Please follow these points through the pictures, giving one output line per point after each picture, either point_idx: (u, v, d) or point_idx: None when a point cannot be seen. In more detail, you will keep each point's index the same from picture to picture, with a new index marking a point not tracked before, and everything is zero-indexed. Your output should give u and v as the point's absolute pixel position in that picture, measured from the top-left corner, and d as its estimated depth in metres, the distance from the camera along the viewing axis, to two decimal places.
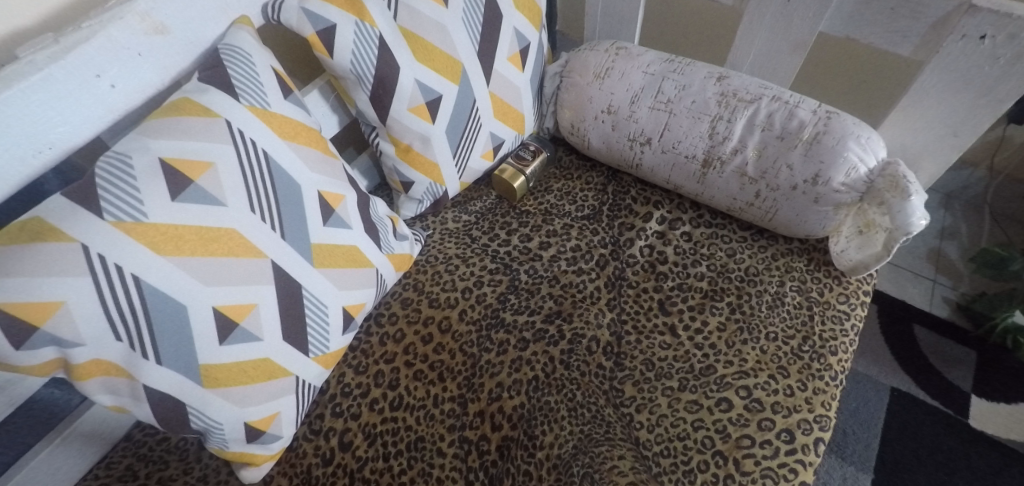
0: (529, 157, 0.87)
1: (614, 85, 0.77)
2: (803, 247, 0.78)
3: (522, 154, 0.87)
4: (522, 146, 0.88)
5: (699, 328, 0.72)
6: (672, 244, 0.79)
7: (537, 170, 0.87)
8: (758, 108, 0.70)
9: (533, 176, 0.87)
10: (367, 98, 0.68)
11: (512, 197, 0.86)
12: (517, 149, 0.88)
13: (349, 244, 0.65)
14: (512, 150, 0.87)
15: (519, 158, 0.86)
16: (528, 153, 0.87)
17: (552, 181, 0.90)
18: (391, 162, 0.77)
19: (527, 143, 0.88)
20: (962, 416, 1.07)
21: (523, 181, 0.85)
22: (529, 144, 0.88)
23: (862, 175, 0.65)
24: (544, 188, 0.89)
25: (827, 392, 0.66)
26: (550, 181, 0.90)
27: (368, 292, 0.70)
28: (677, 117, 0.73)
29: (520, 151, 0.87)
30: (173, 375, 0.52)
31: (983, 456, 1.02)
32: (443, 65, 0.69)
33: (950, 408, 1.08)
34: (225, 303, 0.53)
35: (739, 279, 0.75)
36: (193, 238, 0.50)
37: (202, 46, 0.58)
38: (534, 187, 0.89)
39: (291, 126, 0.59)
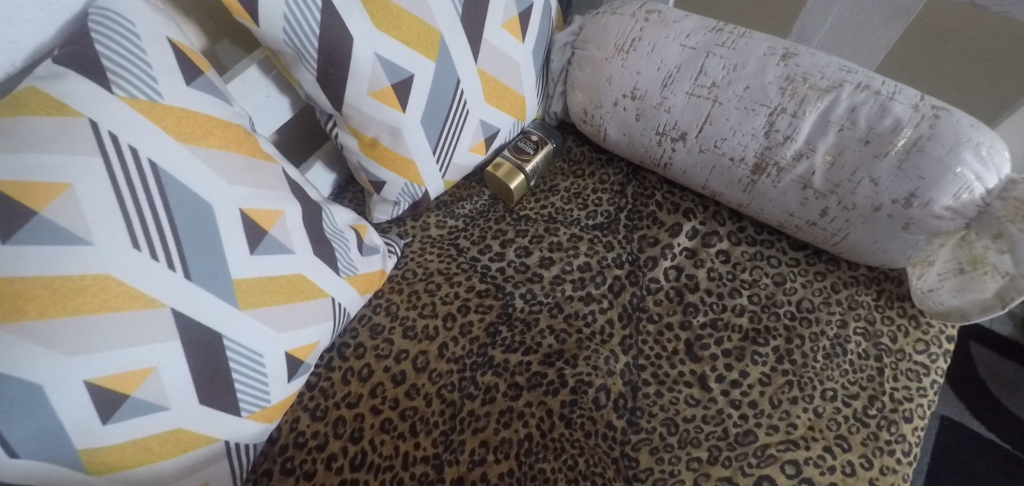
0: (530, 149, 0.70)
1: (641, 62, 0.59)
2: (870, 276, 0.62)
3: (522, 146, 0.70)
4: (522, 136, 0.71)
5: (736, 381, 0.57)
6: (706, 266, 0.63)
7: (539, 165, 0.71)
8: (837, 99, 0.52)
9: (535, 172, 0.71)
10: (312, 79, 0.52)
11: (509, 199, 0.71)
12: (517, 138, 0.71)
13: (291, 273, 0.51)
14: (508, 140, 0.71)
15: (518, 151, 0.70)
16: (530, 143, 0.70)
17: (559, 177, 0.73)
18: (355, 159, 0.61)
19: (528, 132, 0.71)
20: None
21: (523, 179, 0.69)
22: (530, 133, 0.71)
23: (978, 197, 0.48)
24: (548, 186, 0.73)
25: (899, 472, 0.52)
26: (555, 178, 0.73)
27: (322, 329, 0.55)
28: (723, 107, 0.56)
29: (520, 141, 0.71)
30: (41, 468, 0.38)
31: None
32: (414, 35, 0.52)
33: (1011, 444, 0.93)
34: (102, 375, 0.39)
35: (789, 317, 0.60)
36: (43, 294, 0.36)
37: (68, 11, 0.42)
38: (537, 186, 0.73)
39: (198, 124, 0.43)
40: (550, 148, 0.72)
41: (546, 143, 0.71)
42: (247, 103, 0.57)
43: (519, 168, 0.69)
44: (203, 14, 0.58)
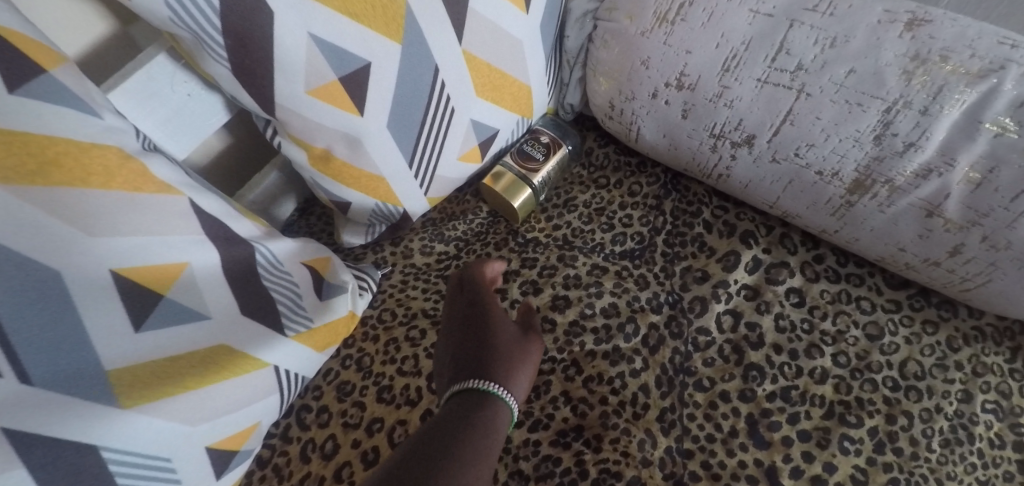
0: (539, 154, 0.54)
1: (691, 37, 0.42)
2: (1000, 328, 0.46)
3: (527, 150, 0.54)
4: (528, 137, 0.56)
5: (820, 478, 0.41)
6: (773, 311, 0.48)
7: (552, 174, 0.55)
8: (996, 89, 0.34)
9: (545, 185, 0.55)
10: (227, 73, 0.36)
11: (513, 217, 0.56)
12: (521, 139, 0.56)
13: (208, 344, 0.37)
14: (511, 142, 0.55)
15: (523, 156, 0.54)
16: (538, 147, 0.55)
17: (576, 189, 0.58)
18: (307, 175, 0.46)
19: (535, 132, 0.56)
20: None
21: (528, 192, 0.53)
22: (538, 134, 0.56)
23: None
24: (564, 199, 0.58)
25: None
26: (571, 191, 0.58)
27: (264, 406, 0.41)
28: (813, 100, 0.39)
29: (525, 143, 0.55)
30: None
31: None
32: (366, 5, 0.36)
33: None
34: None
35: (890, 386, 0.44)
36: None
37: None
38: (549, 202, 0.58)
39: (31, 151, 0.29)
40: (565, 152, 0.56)
41: (558, 147, 0.55)
42: (150, 109, 0.43)
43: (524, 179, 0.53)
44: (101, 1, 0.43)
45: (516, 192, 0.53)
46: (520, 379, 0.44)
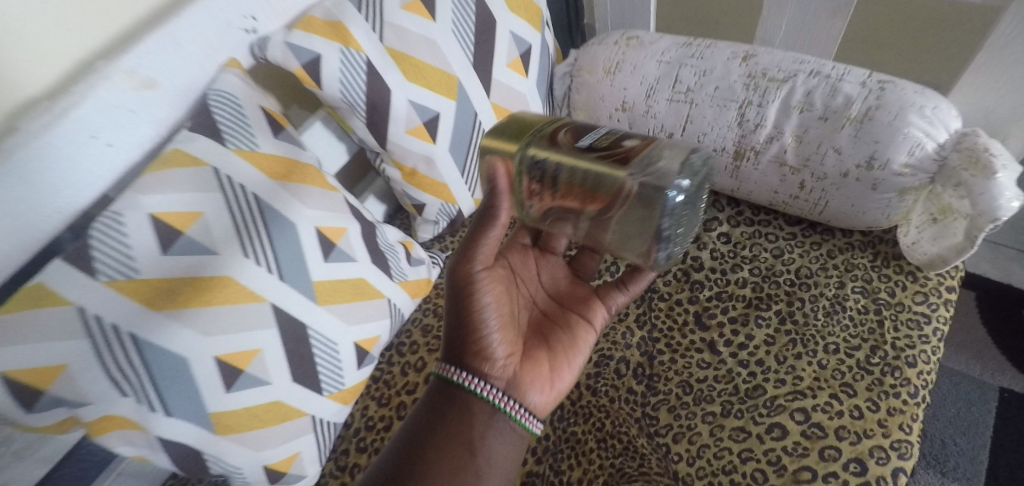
0: (584, 142, 0.46)
1: (626, 80, 0.70)
2: (866, 240, 0.67)
3: (563, 138, 0.47)
4: (620, 136, 0.47)
5: (743, 343, 0.64)
6: (708, 248, 0.71)
7: (544, 136, 0.48)
8: (793, 87, 0.60)
9: (538, 139, 0.48)
10: (363, 124, 0.66)
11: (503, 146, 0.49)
12: (595, 127, 0.49)
13: (354, 278, 0.64)
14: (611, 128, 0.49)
15: (572, 127, 0.49)
16: (592, 138, 0.47)
17: (590, 159, 0.44)
18: (399, 187, 0.75)
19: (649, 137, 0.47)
20: None
21: (503, 123, 0.52)
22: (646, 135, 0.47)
23: (930, 152, 0.54)
24: (597, 195, 0.44)
25: (906, 412, 0.57)
26: (583, 167, 0.44)
27: (382, 324, 0.68)
28: (700, 107, 0.65)
29: (619, 138, 0.47)
30: (187, 424, 0.53)
31: None
32: (437, 82, 0.66)
33: None
34: (227, 352, 0.53)
35: (789, 283, 0.66)
36: (188, 291, 0.50)
37: (193, 93, 0.58)
38: (588, 203, 0.45)
39: (282, 166, 0.59)
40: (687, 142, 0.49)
41: (610, 152, 0.43)
42: None
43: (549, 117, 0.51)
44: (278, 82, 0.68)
45: (504, 133, 0.50)
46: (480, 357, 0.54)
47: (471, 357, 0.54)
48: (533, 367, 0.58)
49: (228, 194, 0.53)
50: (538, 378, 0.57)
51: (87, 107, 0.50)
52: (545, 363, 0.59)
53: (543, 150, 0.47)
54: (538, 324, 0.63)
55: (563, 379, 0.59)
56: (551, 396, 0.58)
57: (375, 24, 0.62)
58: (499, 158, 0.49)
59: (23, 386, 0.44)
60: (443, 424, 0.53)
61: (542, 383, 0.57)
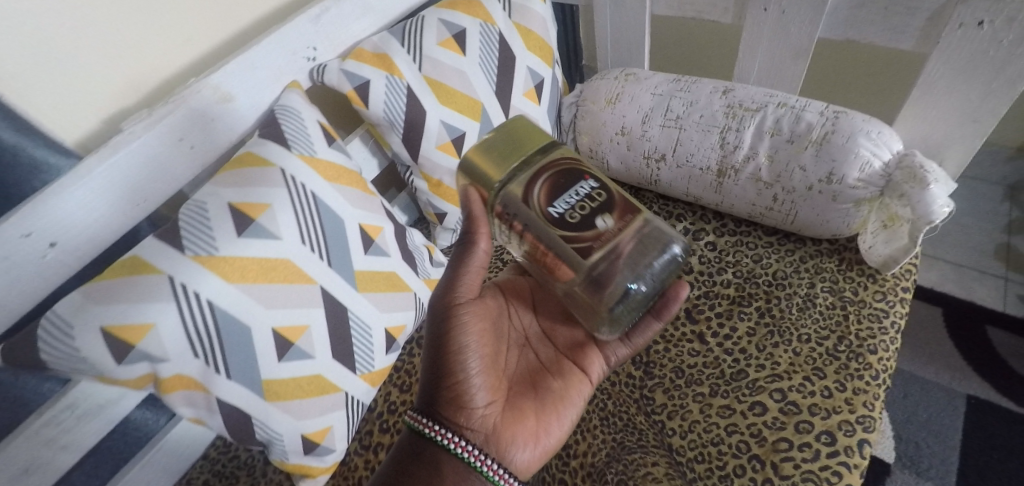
0: (556, 209, 0.50)
1: (625, 109, 0.82)
2: (833, 247, 0.77)
3: (540, 192, 0.50)
4: (598, 208, 0.51)
5: (727, 335, 0.73)
6: (697, 254, 0.81)
7: (522, 187, 0.51)
8: (764, 116, 0.72)
9: (510, 179, 0.51)
10: (399, 140, 0.76)
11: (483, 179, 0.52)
12: (580, 183, 0.52)
13: (387, 271, 0.73)
14: (603, 187, 0.52)
15: (555, 176, 0.51)
16: (566, 205, 0.50)
17: (553, 233, 0.50)
18: (425, 197, 0.84)
19: (628, 215, 0.52)
20: None
21: (486, 141, 0.53)
22: (625, 213, 0.51)
23: (878, 170, 0.65)
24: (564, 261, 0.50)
25: (869, 391, 0.65)
26: (546, 242, 0.50)
27: (408, 315, 0.76)
28: (687, 132, 0.77)
29: (595, 211, 0.51)
30: (242, 388, 0.60)
31: None
32: (465, 106, 0.77)
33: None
34: (282, 325, 0.61)
35: (767, 284, 0.76)
36: (255, 268, 0.59)
37: (261, 108, 0.69)
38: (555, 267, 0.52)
39: (333, 169, 0.68)
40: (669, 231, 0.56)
41: (573, 237, 0.49)
42: None
43: (536, 152, 0.52)
44: (328, 101, 0.79)
45: (489, 154, 0.52)
46: (461, 410, 0.59)
47: (452, 412, 0.59)
48: (518, 423, 0.61)
49: (291, 188, 0.63)
50: (521, 434, 0.60)
51: (179, 116, 0.61)
52: (531, 419, 0.62)
53: (512, 203, 0.51)
54: (529, 378, 0.67)
55: (549, 434, 0.62)
56: (535, 451, 0.61)
57: (416, 56, 0.74)
58: (476, 188, 0.53)
59: (116, 339, 0.51)
60: (415, 470, 0.57)
61: (527, 439, 0.60)
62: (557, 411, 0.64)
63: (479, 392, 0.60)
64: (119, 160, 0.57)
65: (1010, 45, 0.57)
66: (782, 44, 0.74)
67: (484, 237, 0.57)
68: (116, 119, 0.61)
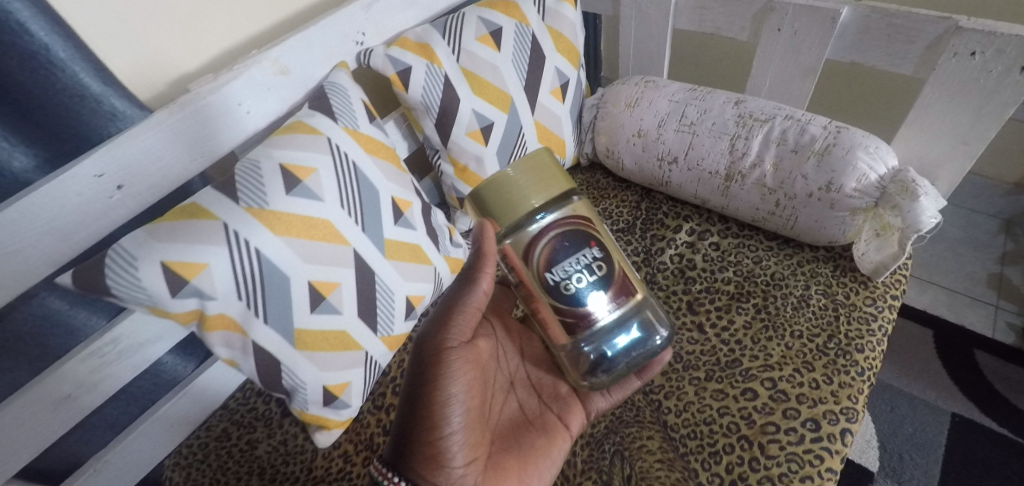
0: (552, 275, 0.55)
1: (643, 113, 0.88)
2: (829, 255, 0.82)
3: (544, 248, 0.55)
4: (594, 283, 0.55)
5: (725, 326, 0.78)
6: (701, 252, 0.86)
7: (528, 238, 0.55)
8: (771, 127, 0.78)
9: (522, 224, 0.55)
10: (432, 124, 0.82)
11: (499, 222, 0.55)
12: (585, 250, 0.56)
13: (413, 243, 0.78)
14: (605, 258, 0.56)
15: (562, 236, 0.55)
16: (564, 274, 0.55)
17: (547, 299, 0.55)
18: (450, 181, 0.90)
19: (622, 295, 0.57)
20: (1018, 436, 1.02)
21: (509, 176, 0.55)
22: (617, 294, 0.56)
23: (873, 181, 0.71)
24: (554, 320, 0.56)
25: (853, 386, 0.69)
26: (539, 302, 0.56)
27: (427, 287, 0.81)
28: (700, 137, 0.83)
29: (590, 287, 0.55)
30: (276, 335, 0.65)
31: None
32: (496, 98, 0.83)
33: (1005, 428, 1.03)
34: (317, 280, 0.66)
35: (765, 283, 0.81)
36: (299, 224, 0.64)
37: (311, 84, 0.75)
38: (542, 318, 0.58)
39: (372, 144, 0.74)
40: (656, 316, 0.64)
41: (566, 312, 0.55)
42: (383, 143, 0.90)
43: (553, 201, 0.56)
44: (370, 83, 0.86)
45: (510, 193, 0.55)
46: (437, 469, 0.59)
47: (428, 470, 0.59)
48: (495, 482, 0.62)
49: (335, 156, 0.69)
50: None
51: (241, 83, 0.67)
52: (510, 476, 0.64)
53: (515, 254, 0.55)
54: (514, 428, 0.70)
55: None
56: None
57: (455, 49, 0.80)
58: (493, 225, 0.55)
59: (174, 273, 0.57)
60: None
61: None
62: (536, 467, 0.66)
63: (459, 451, 0.61)
64: (185, 116, 0.63)
65: (999, 74, 0.63)
66: (794, 61, 0.80)
67: (486, 276, 0.63)
68: (183, 81, 0.68)
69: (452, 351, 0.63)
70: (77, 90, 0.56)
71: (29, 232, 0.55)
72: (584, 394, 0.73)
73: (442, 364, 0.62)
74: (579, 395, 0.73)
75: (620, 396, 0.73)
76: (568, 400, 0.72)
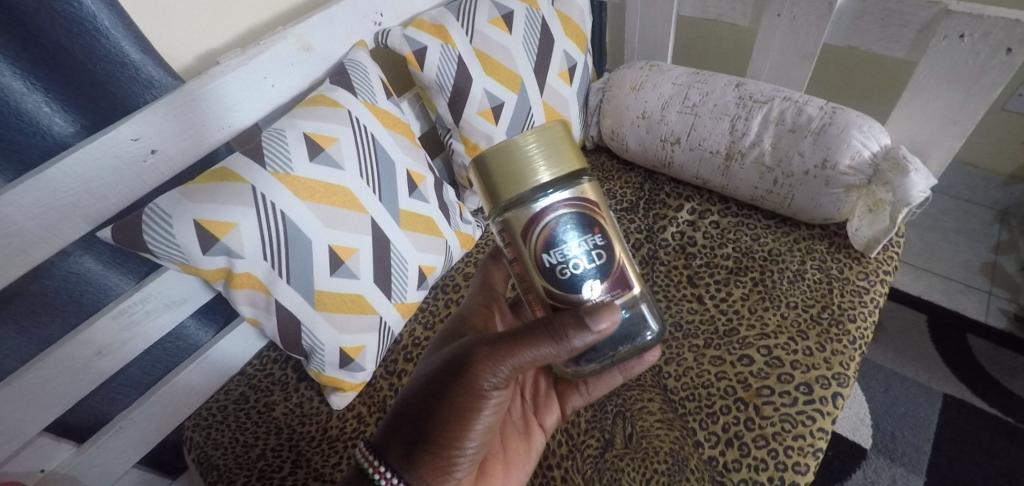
0: (548, 257, 0.48)
1: (647, 95, 0.92)
2: (824, 233, 0.86)
3: (547, 225, 0.47)
4: (590, 272, 0.49)
5: (723, 298, 0.81)
6: (701, 230, 0.90)
7: (528, 216, 0.47)
8: (770, 108, 0.82)
9: (525, 200, 0.47)
10: (445, 103, 0.86)
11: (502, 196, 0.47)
12: (586, 235, 0.49)
13: (426, 215, 0.82)
14: (607, 246, 0.50)
15: (563, 218, 0.48)
16: (560, 258, 0.48)
17: (540, 283, 0.50)
18: (460, 159, 0.93)
19: (619, 289, 0.51)
20: (1008, 416, 1.05)
21: (519, 144, 0.47)
22: (614, 287, 0.50)
23: (867, 159, 0.74)
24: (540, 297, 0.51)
25: (845, 353, 0.72)
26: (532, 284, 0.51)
27: (438, 258, 0.85)
28: (702, 118, 0.86)
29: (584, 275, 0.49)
30: (297, 296, 0.69)
31: None
32: (507, 78, 0.87)
33: (996, 408, 1.06)
34: (337, 244, 0.70)
35: (762, 258, 0.84)
36: (321, 190, 0.68)
37: (332, 61, 0.79)
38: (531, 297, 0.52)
39: (389, 118, 0.78)
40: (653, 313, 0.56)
41: (586, 326, 0.48)
42: None
43: (562, 181, 0.48)
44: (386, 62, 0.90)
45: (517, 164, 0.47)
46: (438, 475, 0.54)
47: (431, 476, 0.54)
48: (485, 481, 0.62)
49: (355, 128, 0.72)
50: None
51: (267, 57, 0.71)
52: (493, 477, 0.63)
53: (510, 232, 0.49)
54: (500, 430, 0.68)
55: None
56: None
57: (468, 31, 0.84)
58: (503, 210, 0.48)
59: (206, 231, 0.61)
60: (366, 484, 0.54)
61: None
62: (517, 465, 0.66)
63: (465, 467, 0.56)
64: (216, 86, 0.67)
65: (987, 56, 0.66)
66: (793, 46, 0.83)
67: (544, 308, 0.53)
68: (213, 54, 0.72)
69: (493, 395, 0.54)
70: (119, 57, 0.60)
71: (71, 190, 0.59)
72: (562, 390, 0.72)
73: (477, 401, 0.54)
74: (558, 391, 0.72)
75: (596, 394, 0.70)
76: (546, 397, 0.72)
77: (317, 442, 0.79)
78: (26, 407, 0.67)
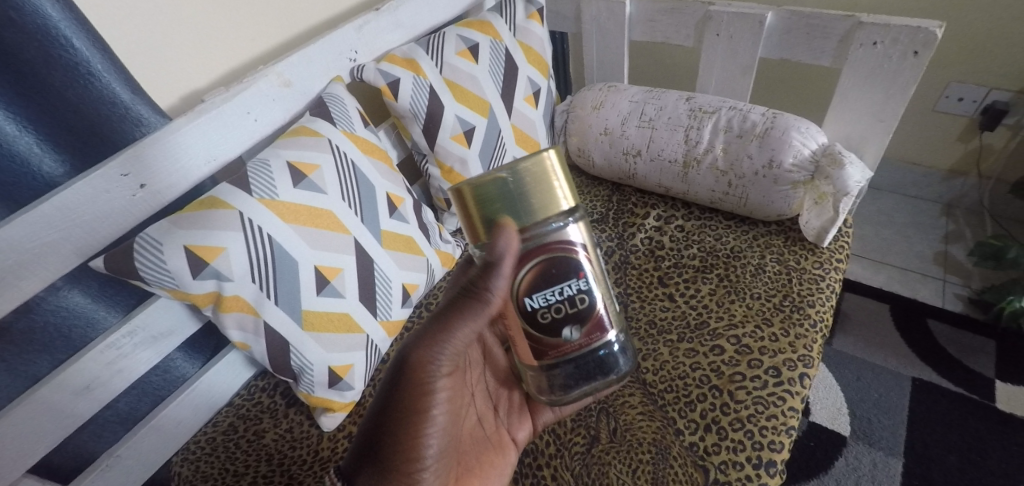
0: (532, 301, 0.51)
1: (607, 113, 0.99)
2: (780, 228, 0.92)
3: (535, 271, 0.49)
4: (572, 317, 0.51)
5: (692, 294, 0.86)
6: (668, 234, 0.96)
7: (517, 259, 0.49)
8: (718, 118, 0.89)
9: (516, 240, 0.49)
10: (420, 130, 0.91)
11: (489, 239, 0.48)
12: (572, 281, 0.50)
13: (407, 234, 0.86)
14: (590, 293, 0.52)
15: (550, 263, 0.50)
16: (544, 303, 0.50)
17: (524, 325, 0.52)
18: (437, 182, 0.98)
19: (596, 333, 0.53)
20: (973, 393, 1.10)
21: (511, 182, 0.47)
22: (597, 330, 0.53)
23: (807, 156, 0.82)
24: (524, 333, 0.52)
25: (808, 336, 0.77)
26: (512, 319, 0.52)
27: (421, 276, 0.88)
28: (658, 131, 0.94)
29: (564, 319, 0.51)
30: (285, 316, 0.72)
31: (999, 435, 1.04)
32: (476, 104, 0.93)
33: (961, 387, 1.12)
34: (323, 264, 0.73)
35: (726, 256, 0.90)
36: (306, 214, 0.72)
37: (310, 95, 0.84)
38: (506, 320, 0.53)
39: (367, 146, 0.83)
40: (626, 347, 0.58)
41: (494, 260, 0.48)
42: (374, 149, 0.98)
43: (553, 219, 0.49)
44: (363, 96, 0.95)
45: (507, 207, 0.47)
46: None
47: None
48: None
49: (335, 155, 0.77)
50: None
51: (250, 93, 0.76)
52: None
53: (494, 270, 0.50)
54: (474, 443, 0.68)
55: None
56: None
57: (439, 63, 0.90)
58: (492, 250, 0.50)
59: (196, 256, 0.64)
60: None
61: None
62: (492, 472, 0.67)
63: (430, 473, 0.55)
64: (203, 121, 0.71)
65: (899, 59, 0.74)
66: (734, 61, 0.92)
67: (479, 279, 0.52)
68: (198, 93, 0.76)
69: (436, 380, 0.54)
70: (110, 97, 0.64)
71: (62, 225, 0.62)
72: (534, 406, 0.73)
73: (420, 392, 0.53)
74: (530, 406, 0.73)
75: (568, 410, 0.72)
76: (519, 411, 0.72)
77: (308, 465, 0.80)
78: (12, 447, 0.66)
